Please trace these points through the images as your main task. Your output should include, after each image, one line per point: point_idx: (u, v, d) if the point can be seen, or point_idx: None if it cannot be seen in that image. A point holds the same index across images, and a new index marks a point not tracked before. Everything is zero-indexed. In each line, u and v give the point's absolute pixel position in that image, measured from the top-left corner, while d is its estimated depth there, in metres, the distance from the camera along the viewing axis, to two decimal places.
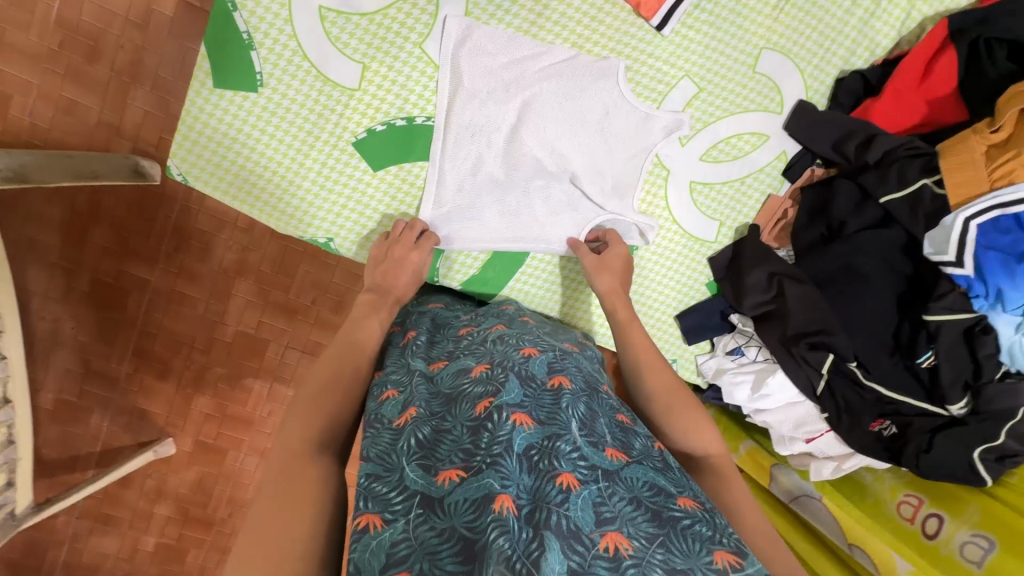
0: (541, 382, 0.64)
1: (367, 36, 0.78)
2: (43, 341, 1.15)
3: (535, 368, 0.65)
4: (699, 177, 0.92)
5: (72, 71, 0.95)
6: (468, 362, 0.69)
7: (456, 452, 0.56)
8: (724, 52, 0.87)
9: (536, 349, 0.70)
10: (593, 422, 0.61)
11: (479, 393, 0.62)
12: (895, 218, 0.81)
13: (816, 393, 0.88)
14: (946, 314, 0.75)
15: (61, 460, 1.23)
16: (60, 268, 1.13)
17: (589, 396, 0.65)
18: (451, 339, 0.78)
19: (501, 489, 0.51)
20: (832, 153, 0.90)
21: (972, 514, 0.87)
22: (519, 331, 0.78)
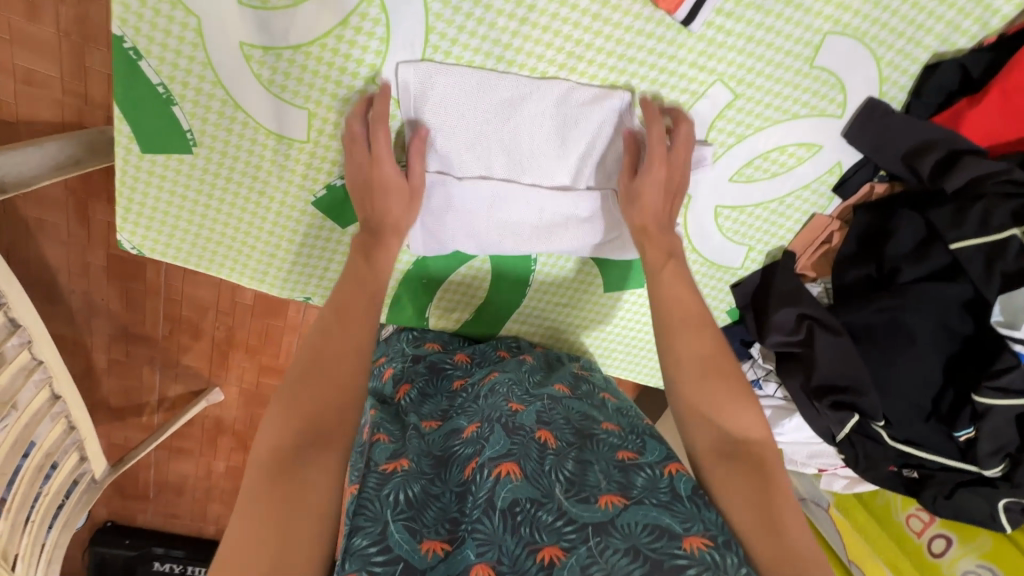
0: (529, 431, 0.64)
1: (305, 75, 0.62)
2: (82, 312, 1.27)
3: (523, 419, 0.65)
4: (726, 201, 0.77)
5: (17, 33, 0.82)
6: (461, 421, 0.67)
7: (442, 522, 0.57)
8: (773, 43, 0.65)
9: (524, 400, 0.68)
10: (583, 475, 0.60)
11: (468, 454, 0.62)
12: (965, 270, 0.67)
13: (834, 438, 0.81)
14: (997, 396, 0.65)
15: (129, 406, 1.45)
16: (73, 245, 1.17)
17: (579, 450, 0.64)
18: (446, 395, 0.74)
19: (479, 558, 0.52)
20: (902, 168, 0.72)
21: (982, 543, 0.83)
22: (514, 377, 0.73)
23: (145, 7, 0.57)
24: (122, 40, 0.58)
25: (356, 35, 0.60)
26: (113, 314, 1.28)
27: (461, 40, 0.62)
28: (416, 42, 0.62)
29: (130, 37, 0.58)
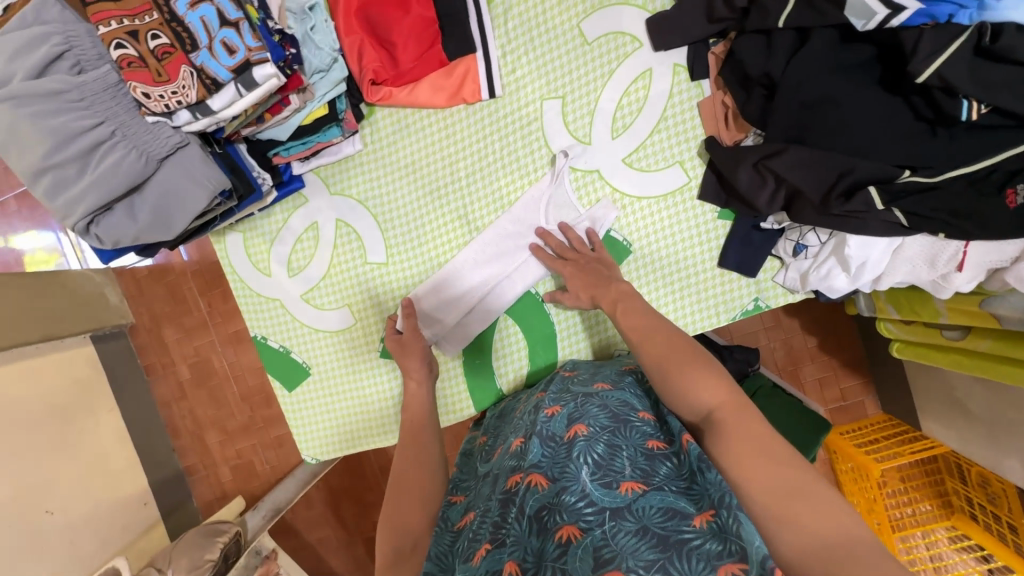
0: (560, 438, 0.70)
1: (336, 286, 1.00)
2: None
3: (555, 427, 0.71)
4: (626, 151, 0.91)
5: None
6: (511, 439, 0.77)
7: (487, 528, 0.64)
8: (554, 56, 0.91)
9: (558, 405, 0.75)
10: (610, 459, 0.64)
11: (513, 468, 0.70)
12: (810, 26, 0.71)
13: (905, 226, 0.71)
14: (936, 60, 0.60)
15: None
16: (351, 538, 1.83)
17: (610, 433, 0.68)
18: (510, 422, 0.84)
19: (509, 556, 0.58)
20: (716, 26, 0.82)
21: None
22: (560, 391, 0.81)
23: (257, 311, 1.02)
24: (257, 334, 1.03)
25: (347, 246, 0.99)
26: None
27: (391, 208, 0.98)
28: (365, 213, 0.98)
29: (259, 330, 1.03)
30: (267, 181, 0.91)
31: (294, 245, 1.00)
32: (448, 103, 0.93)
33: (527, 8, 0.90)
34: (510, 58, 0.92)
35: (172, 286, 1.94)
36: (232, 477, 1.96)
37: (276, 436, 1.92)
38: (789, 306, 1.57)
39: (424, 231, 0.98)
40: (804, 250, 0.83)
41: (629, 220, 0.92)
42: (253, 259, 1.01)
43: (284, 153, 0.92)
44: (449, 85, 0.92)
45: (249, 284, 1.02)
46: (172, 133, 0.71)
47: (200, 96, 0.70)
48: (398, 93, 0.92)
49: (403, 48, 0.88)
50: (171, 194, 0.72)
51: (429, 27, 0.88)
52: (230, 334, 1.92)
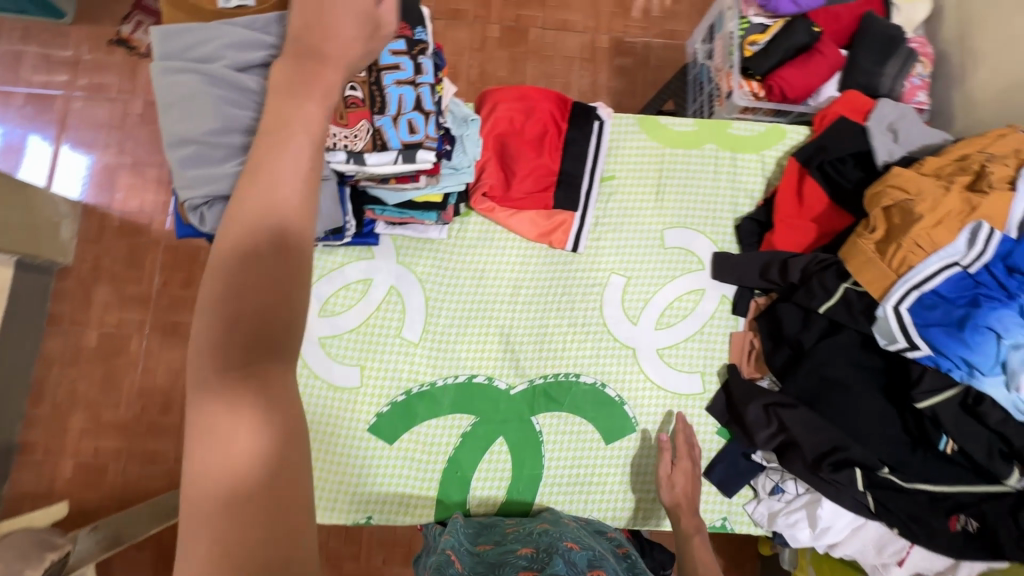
0: (581, 568, 0.68)
1: (356, 346, 0.99)
2: None
3: (575, 556, 0.71)
4: (662, 343, 1.03)
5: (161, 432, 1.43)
6: (515, 545, 0.79)
7: None
8: (634, 244, 1.06)
9: (578, 544, 0.76)
10: None
11: (525, 564, 0.69)
12: (842, 323, 0.88)
13: (871, 510, 0.84)
14: (933, 397, 0.78)
15: None
16: None
17: None
18: (499, 532, 0.88)
19: None
20: (764, 282, 1.00)
21: None
22: (567, 534, 0.83)
23: None
24: None
25: (387, 313, 1.00)
26: None
27: (445, 298, 1.02)
28: (419, 291, 1.02)
29: None
30: (352, 227, 0.95)
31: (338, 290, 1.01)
32: (537, 237, 1.04)
33: (628, 199, 1.07)
34: (599, 228, 1.06)
35: None
36: (71, 478, 1.43)
37: (149, 450, 1.44)
38: None
39: (463, 330, 1.02)
40: (780, 492, 0.94)
41: (643, 402, 1.01)
42: None
43: (376, 212, 0.97)
44: (544, 225, 1.04)
45: None
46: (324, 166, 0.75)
47: (365, 148, 0.78)
48: (499, 211, 1.02)
49: (519, 179, 1.02)
50: None
51: (548, 176, 1.03)
52: (166, 324, 1.49)
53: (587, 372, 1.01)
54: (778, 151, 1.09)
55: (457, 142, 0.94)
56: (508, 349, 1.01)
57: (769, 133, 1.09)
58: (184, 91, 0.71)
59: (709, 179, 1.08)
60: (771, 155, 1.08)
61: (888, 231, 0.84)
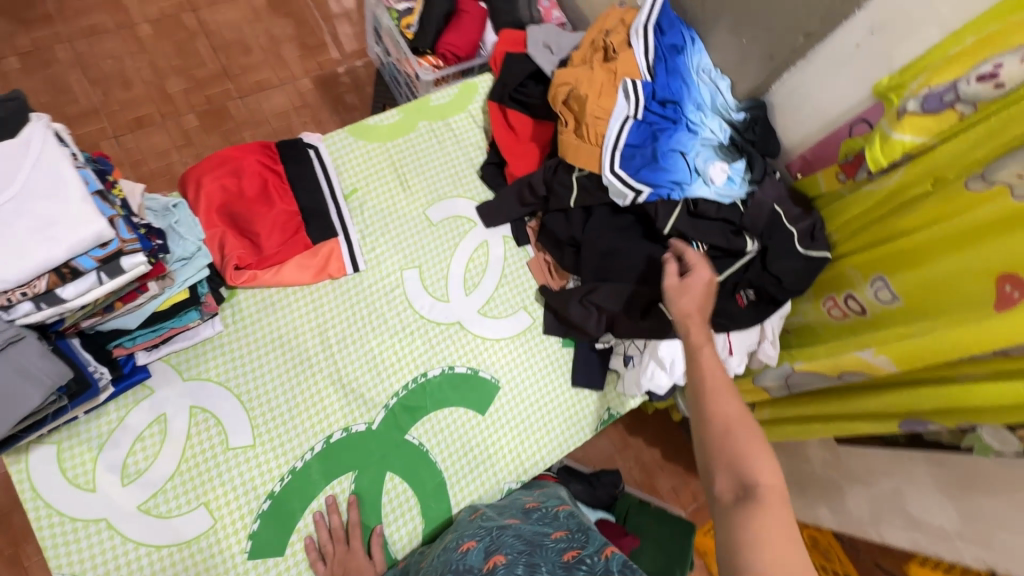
0: (478, 569, 0.68)
1: (186, 487, 0.87)
2: None
3: (472, 560, 0.70)
4: (480, 303, 1.08)
5: None
6: None
7: None
8: (408, 235, 1.09)
9: (473, 540, 0.75)
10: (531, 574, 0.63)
11: None
12: (591, 205, 1.02)
13: (688, 328, 0.96)
14: (671, 218, 0.94)
15: None
16: None
17: (526, 555, 0.68)
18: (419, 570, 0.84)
19: None
20: (526, 208, 1.10)
21: (856, 275, 0.93)
22: (467, 530, 0.81)
23: (72, 548, 0.81)
24: None
25: (202, 434, 0.89)
26: None
27: (257, 383, 0.94)
28: (225, 395, 0.92)
29: (68, 570, 0.80)
30: (106, 374, 0.82)
31: (131, 447, 0.87)
32: (315, 278, 1.01)
33: (380, 201, 1.10)
34: (368, 239, 1.07)
35: None
36: None
37: None
38: (631, 425, 1.79)
39: (294, 402, 0.94)
40: (630, 359, 1.05)
41: (492, 361, 1.05)
42: (70, 476, 0.84)
43: (127, 344, 0.86)
44: (314, 264, 1.01)
45: (59, 510, 0.82)
46: (7, 326, 0.66)
47: (52, 284, 0.67)
48: (262, 274, 0.97)
49: (265, 236, 0.98)
50: (3, 391, 0.65)
51: (292, 219, 1.00)
52: None
53: (432, 366, 1.02)
54: (479, 101, 1.20)
55: (169, 233, 0.87)
56: (349, 391, 0.97)
57: (464, 91, 1.19)
58: None
59: (437, 150, 1.15)
60: (475, 106, 1.19)
61: (575, 118, 0.99)
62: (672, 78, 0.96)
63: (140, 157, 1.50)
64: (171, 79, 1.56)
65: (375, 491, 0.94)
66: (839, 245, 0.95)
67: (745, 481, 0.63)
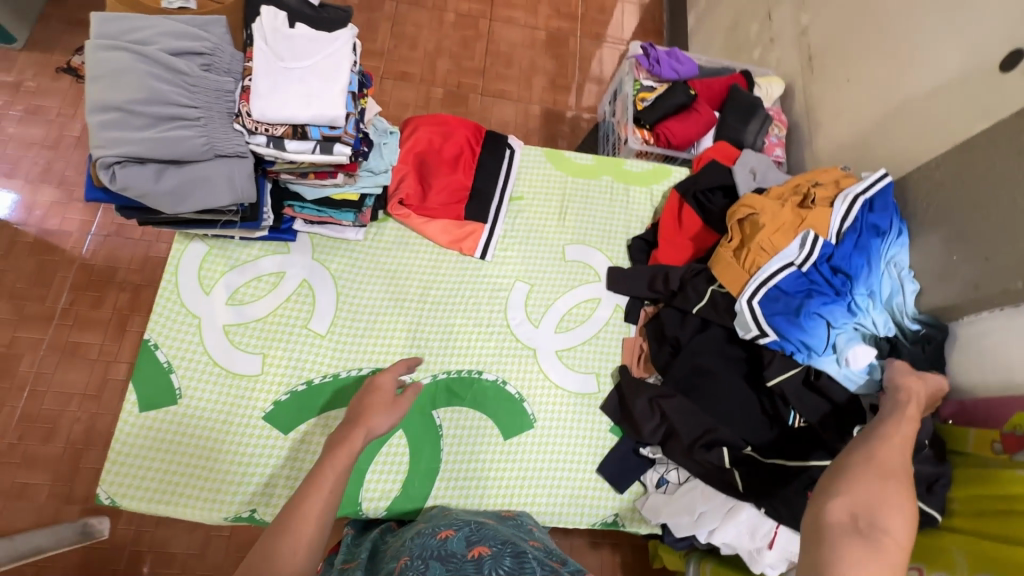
0: (461, 555, 0.67)
1: (261, 334, 1.00)
2: None
3: (453, 546, 0.70)
4: (561, 346, 1.10)
5: (30, 456, 1.45)
6: (395, 561, 0.72)
7: None
8: (538, 256, 1.16)
9: (451, 529, 0.75)
10: (519, 565, 0.65)
11: None
12: (710, 321, 1.00)
13: (739, 490, 0.90)
14: (780, 375, 0.89)
15: None
16: None
17: (508, 550, 0.69)
18: (387, 550, 0.82)
19: None
20: (651, 292, 1.11)
21: (959, 561, 0.75)
22: (441, 521, 0.81)
23: (168, 324, 0.98)
24: (150, 341, 0.96)
25: (298, 303, 1.03)
26: None
27: (358, 294, 1.06)
28: (331, 288, 1.05)
29: (155, 336, 0.97)
30: (270, 219, 1.00)
31: (249, 281, 1.03)
32: (448, 244, 1.13)
33: (534, 217, 1.19)
34: (507, 239, 1.16)
35: (44, 267, 1.59)
36: None
37: (19, 484, 1.43)
38: (629, 565, 1.62)
39: (372, 325, 1.05)
40: (665, 483, 1.00)
41: (540, 400, 1.06)
42: (201, 274, 1.02)
43: (296, 209, 1.04)
44: (455, 233, 1.13)
45: (179, 292, 1.00)
46: (242, 143, 0.84)
47: (284, 134, 0.85)
48: (414, 217, 1.11)
49: (435, 192, 1.12)
50: (205, 179, 0.82)
51: (462, 190, 1.14)
52: (66, 344, 1.54)
53: (490, 370, 1.06)
54: (664, 186, 1.26)
55: (375, 148, 1.04)
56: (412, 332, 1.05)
57: (657, 171, 1.26)
58: (110, 67, 0.78)
59: (605, 204, 1.22)
60: (659, 188, 1.25)
61: (742, 240, 0.99)
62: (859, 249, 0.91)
63: (389, 98, 1.81)
64: (444, 57, 1.87)
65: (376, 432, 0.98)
66: (956, 517, 0.80)
67: (875, 522, 0.60)
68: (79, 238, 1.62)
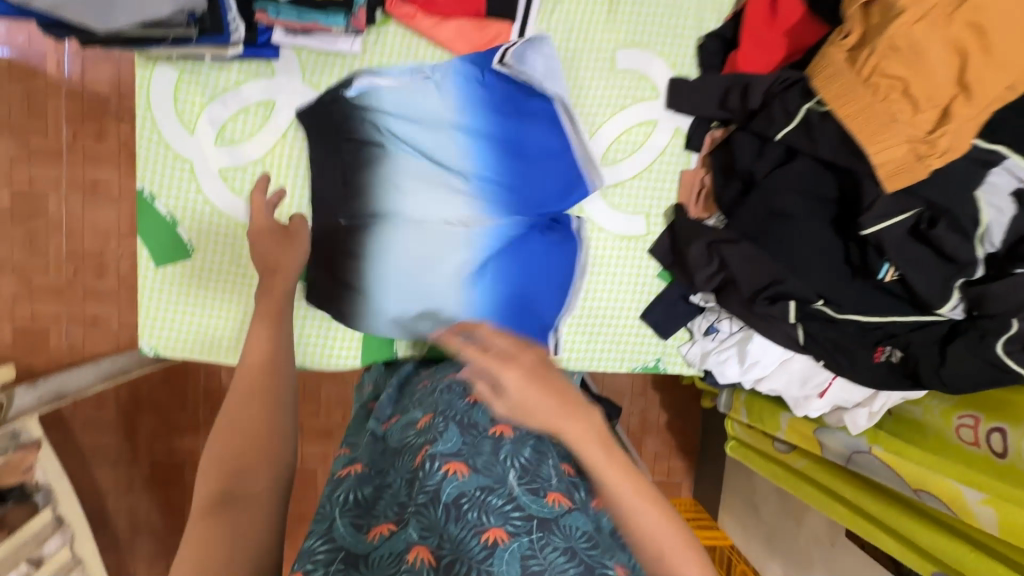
0: (483, 429, 0.66)
1: (264, 179, 0.88)
2: (126, 530, 1.57)
3: (478, 416, 0.68)
4: (607, 182, 0.94)
5: (90, 291, 1.52)
6: (417, 414, 0.72)
7: (391, 506, 0.60)
8: (581, 66, 0.92)
9: None
10: (536, 466, 0.63)
11: (419, 444, 0.65)
12: (797, 150, 0.80)
13: (799, 343, 0.83)
14: (880, 223, 0.71)
15: None
16: (124, 460, 1.57)
17: (535, 440, 0.67)
18: (413, 392, 0.79)
19: (419, 539, 0.54)
20: (722, 112, 0.89)
21: None
22: (472, 375, 0.79)
23: (158, 169, 0.86)
24: (145, 191, 0.86)
25: (297, 141, 0.88)
26: (153, 527, 1.58)
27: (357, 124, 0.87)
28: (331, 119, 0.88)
29: (148, 186, 0.86)
30: (239, 29, 0.78)
31: (235, 114, 0.87)
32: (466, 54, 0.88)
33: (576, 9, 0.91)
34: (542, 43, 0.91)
35: (33, 96, 1.44)
36: (13, 342, 1.51)
37: (90, 315, 1.52)
38: (660, 380, 1.70)
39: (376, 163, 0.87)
40: (714, 331, 0.92)
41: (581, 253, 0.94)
42: (178, 107, 0.86)
43: (270, 13, 0.80)
44: (474, 38, 0.88)
45: (160, 132, 0.86)
46: None
47: None
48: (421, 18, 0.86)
49: None
50: None
51: None
52: (84, 182, 1.48)
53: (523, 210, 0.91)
54: None
55: None
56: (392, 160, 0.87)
57: None
58: None
59: None
60: None
61: (864, 34, 0.72)
62: (477, 140, 0.88)
63: None
64: None
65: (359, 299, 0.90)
66: None
67: None
68: (57, 58, 1.42)
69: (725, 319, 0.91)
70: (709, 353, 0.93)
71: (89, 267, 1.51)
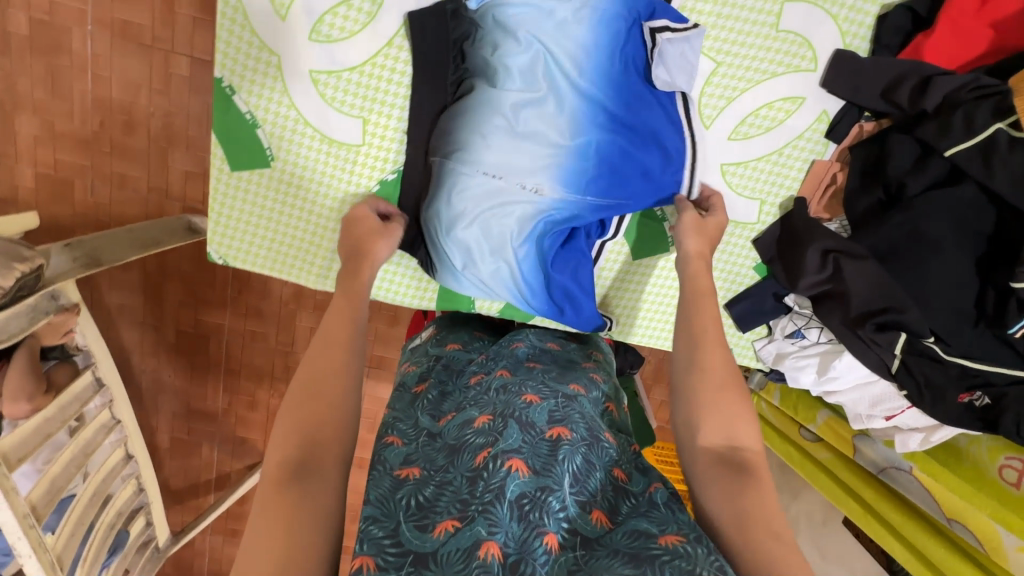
0: (540, 430, 0.60)
1: (359, 90, 0.77)
2: (150, 389, 1.62)
3: (534, 415, 0.61)
4: (730, 159, 0.85)
5: (118, 146, 1.37)
6: (473, 412, 0.64)
7: (454, 503, 0.53)
8: (739, 17, 0.78)
9: (538, 396, 0.64)
10: (587, 476, 0.57)
11: (480, 444, 0.58)
12: (966, 172, 0.71)
13: (889, 372, 0.81)
14: None
15: (187, 487, 1.70)
16: (148, 324, 1.56)
17: (590, 447, 0.59)
18: (462, 391, 0.71)
19: (489, 535, 0.49)
20: (882, 104, 0.78)
21: None
22: (526, 380, 0.69)
23: (241, 57, 0.75)
24: (224, 82, 0.75)
25: (401, 51, 0.76)
26: (176, 390, 1.62)
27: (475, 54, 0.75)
28: None
29: (227, 76, 0.75)
30: None
31: (335, 5, 0.73)
32: None
33: None
34: None
35: None
36: (35, 187, 1.38)
37: (117, 173, 1.39)
38: None
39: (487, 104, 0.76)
40: (797, 336, 0.90)
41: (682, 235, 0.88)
42: None
43: None
44: None
45: (246, 13, 0.73)
46: None
47: None
48: None
49: None
50: None
51: None
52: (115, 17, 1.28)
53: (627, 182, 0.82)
54: None
55: None
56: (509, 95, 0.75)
57: None
58: None
59: None
60: None
61: None
62: (592, 71, 0.76)
63: None
64: None
65: (436, 243, 0.82)
66: None
67: None
68: None
69: (813, 328, 0.88)
70: (785, 355, 0.91)
71: (116, 118, 1.36)
